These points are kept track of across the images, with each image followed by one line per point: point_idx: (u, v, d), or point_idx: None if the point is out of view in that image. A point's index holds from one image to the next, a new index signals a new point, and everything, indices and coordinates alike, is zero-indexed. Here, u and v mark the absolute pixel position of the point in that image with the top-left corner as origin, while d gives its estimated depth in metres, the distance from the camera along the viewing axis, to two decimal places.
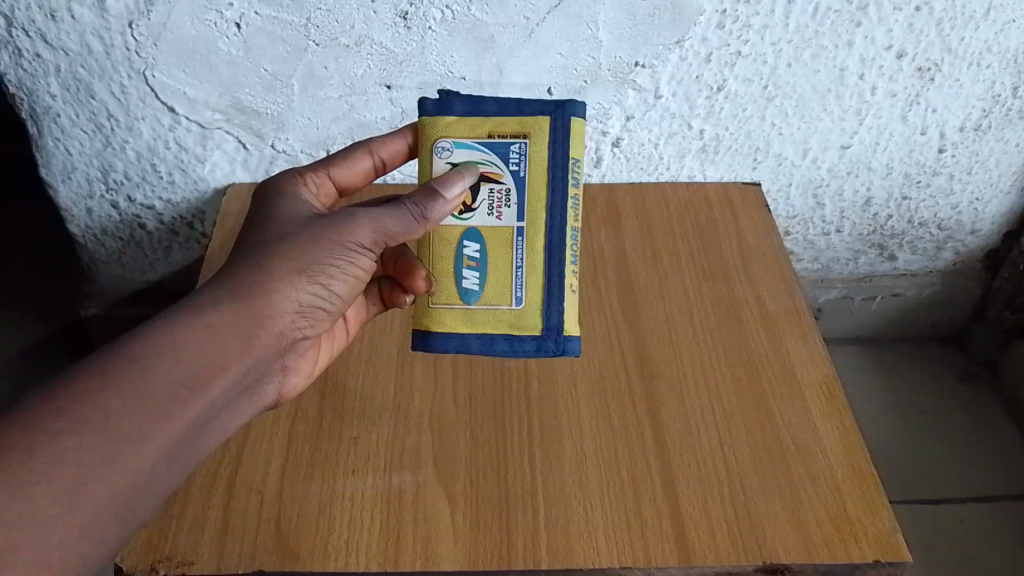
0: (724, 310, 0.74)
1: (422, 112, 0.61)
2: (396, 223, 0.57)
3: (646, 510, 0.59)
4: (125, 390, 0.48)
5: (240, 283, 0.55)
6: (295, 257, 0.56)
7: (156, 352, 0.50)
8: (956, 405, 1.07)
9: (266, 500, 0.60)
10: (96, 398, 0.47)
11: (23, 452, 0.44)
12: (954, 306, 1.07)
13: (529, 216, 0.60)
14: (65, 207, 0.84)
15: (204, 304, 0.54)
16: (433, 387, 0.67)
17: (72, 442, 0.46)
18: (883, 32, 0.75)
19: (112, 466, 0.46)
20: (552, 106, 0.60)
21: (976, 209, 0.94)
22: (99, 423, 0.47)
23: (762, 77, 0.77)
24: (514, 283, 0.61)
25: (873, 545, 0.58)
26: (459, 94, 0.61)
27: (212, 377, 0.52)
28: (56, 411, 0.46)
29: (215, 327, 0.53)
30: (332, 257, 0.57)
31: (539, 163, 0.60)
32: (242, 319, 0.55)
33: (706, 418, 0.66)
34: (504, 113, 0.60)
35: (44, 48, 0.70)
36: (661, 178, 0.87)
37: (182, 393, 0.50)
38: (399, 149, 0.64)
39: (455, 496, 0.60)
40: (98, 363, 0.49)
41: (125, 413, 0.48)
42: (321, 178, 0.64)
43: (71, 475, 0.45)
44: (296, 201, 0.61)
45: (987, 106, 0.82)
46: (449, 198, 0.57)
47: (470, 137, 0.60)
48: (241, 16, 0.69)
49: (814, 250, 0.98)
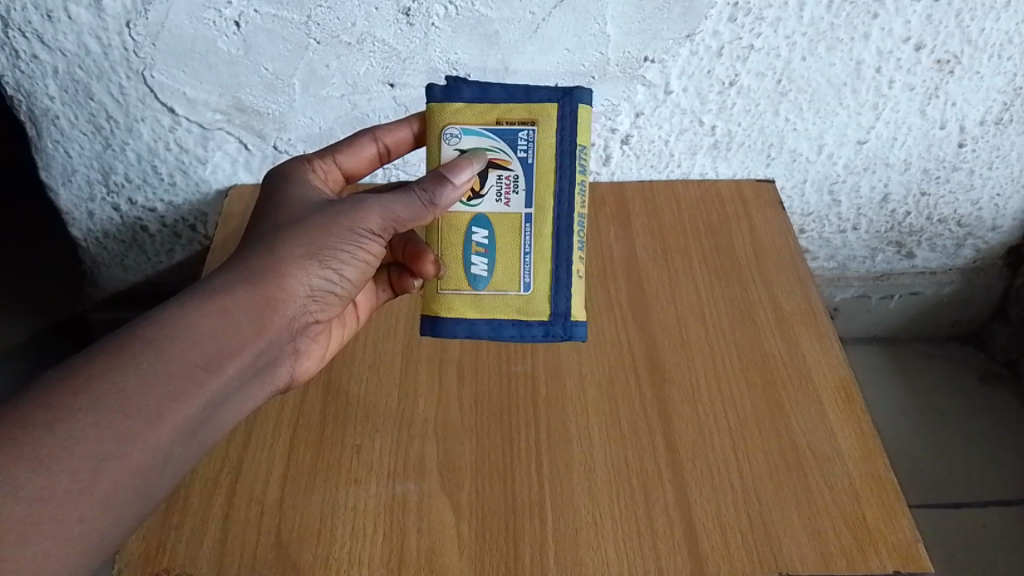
0: (737, 311, 0.72)
1: (431, 99, 0.59)
2: (405, 209, 0.56)
3: (658, 520, 0.57)
4: (141, 368, 0.47)
5: (253, 266, 0.54)
6: (308, 240, 0.54)
7: (171, 332, 0.49)
8: (977, 405, 1.04)
9: (265, 510, 0.58)
10: (112, 377, 0.46)
11: (41, 428, 0.43)
12: (974, 304, 1.05)
13: (536, 203, 0.59)
14: (65, 210, 0.83)
15: (218, 287, 0.52)
16: (439, 391, 0.66)
17: (90, 419, 0.44)
18: (901, 24, 0.72)
19: (129, 444, 0.45)
20: (558, 94, 0.58)
21: (997, 205, 0.91)
22: (116, 401, 0.45)
23: (775, 71, 0.75)
24: (522, 269, 0.59)
25: (894, 554, 0.56)
26: (466, 80, 0.59)
27: (226, 359, 0.51)
28: (75, 389, 0.45)
29: (229, 309, 0.52)
30: (343, 240, 0.55)
31: (547, 150, 0.58)
32: (256, 301, 0.53)
33: (720, 424, 0.64)
34: (513, 100, 0.58)
35: (41, 49, 0.69)
36: (672, 176, 0.85)
37: (196, 373, 0.49)
38: (405, 136, 0.63)
39: (460, 504, 0.58)
40: (113, 343, 0.48)
41: (141, 391, 0.46)
42: (328, 165, 0.63)
43: (89, 452, 0.44)
44: (303, 187, 0.60)
45: (1008, 99, 0.79)
46: (458, 183, 0.56)
47: (478, 124, 0.58)
48: (240, 14, 0.67)
49: (829, 249, 0.96)
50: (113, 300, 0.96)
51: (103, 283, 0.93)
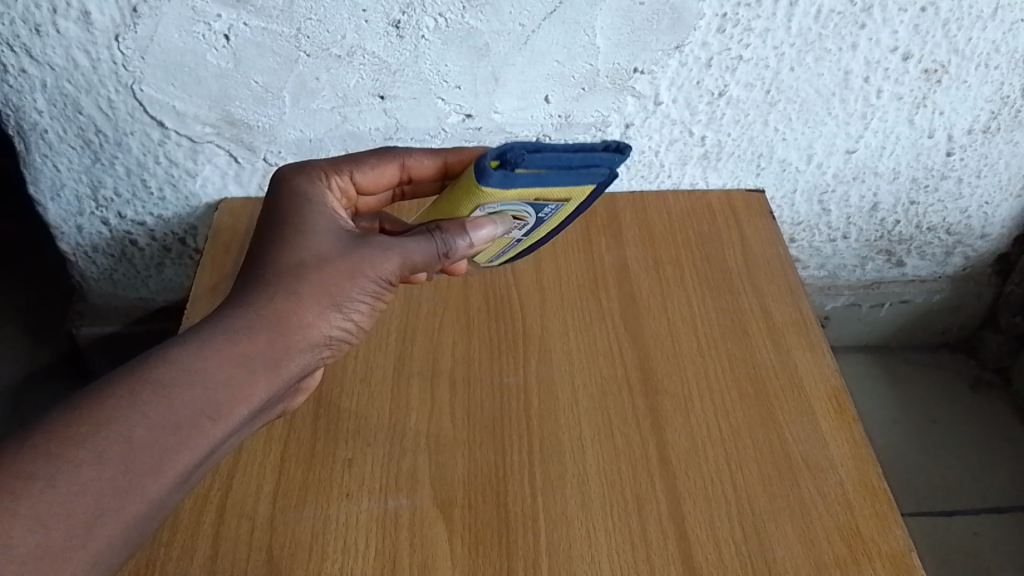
0: (728, 322, 0.72)
1: (485, 185, 0.54)
2: (423, 259, 0.56)
3: (651, 532, 0.57)
4: (151, 417, 0.45)
5: (278, 312, 0.52)
6: (331, 288, 0.53)
7: (185, 379, 0.47)
8: (967, 413, 1.05)
9: (256, 526, 0.58)
10: (119, 426, 0.44)
11: (42, 481, 0.41)
12: (965, 311, 1.05)
13: (531, 234, 0.62)
14: (54, 225, 0.83)
15: (240, 329, 0.51)
16: (431, 405, 0.66)
17: (93, 472, 0.43)
18: (888, 34, 0.73)
19: (128, 497, 0.43)
20: (608, 173, 0.56)
21: (986, 213, 0.92)
22: (120, 452, 0.44)
23: (764, 81, 0.76)
24: (496, 255, 0.65)
25: (888, 565, 0.56)
26: (524, 167, 0.53)
27: (235, 406, 0.49)
28: (78, 438, 0.43)
29: (247, 357, 0.50)
30: (360, 289, 0.55)
31: (565, 210, 0.60)
32: (276, 348, 0.51)
33: (712, 432, 0.64)
34: (560, 184, 0.56)
35: (29, 63, 0.68)
36: (662, 186, 0.85)
37: (203, 422, 0.47)
38: (432, 166, 0.63)
39: (452, 519, 0.58)
40: (125, 385, 0.46)
41: (147, 443, 0.45)
42: (345, 183, 0.62)
43: (88, 506, 0.42)
44: (326, 212, 0.58)
45: (996, 108, 0.80)
46: (474, 240, 0.56)
47: (518, 199, 0.56)
48: (229, 27, 0.67)
49: (820, 258, 0.96)
50: (103, 316, 0.95)
51: (92, 297, 0.93)
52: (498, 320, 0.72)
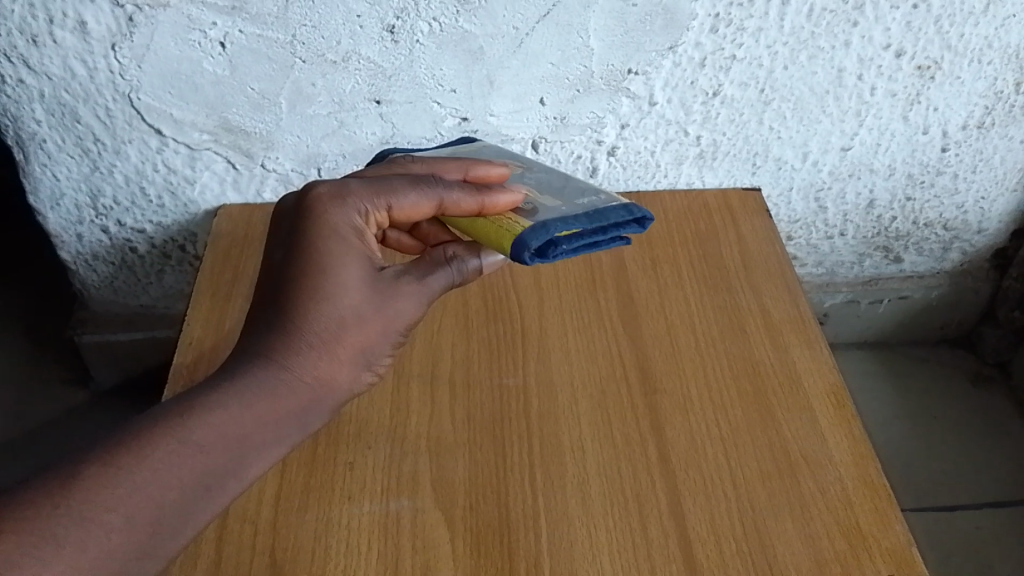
0: (726, 320, 0.72)
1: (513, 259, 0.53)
2: (440, 288, 0.55)
3: (652, 529, 0.57)
4: (185, 478, 0.44)
5: (318, 376, 0.49)
6: (367, 347, 0.51)
7: (222, 442, 0.46)
8: (969, 408, 1.05)
9: (260, 530, 0.58)
10: (151, 488, 0.43)
11: (71, 547, 0.40)
12: (964, 306, 1.05)
13: None
14: (54, 234, 0.84)
15: (277, 389, 0.48)
16: (431, 408, 0.66)
17: (120, 538, 0.41)
18: (881, 31, 0.73)
19: (149, 560, 0.42)
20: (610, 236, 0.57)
21: (982, 208, 0.92)
22: (149, 517, 0.42)
23: (758, 81, 0.76)
24: None
25: (888, 560, 0.56)
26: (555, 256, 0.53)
27: (261, 465, 0.47)
28: (110, 501, 0.42)
29: (282, 418, 0.48)
30: (388, 344, 0.52)
31: None
32: (312, 412, 0.49)
33: (712, 432, 0.64)
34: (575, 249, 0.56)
35: (27, 74, 0.69)
36: (659, 186, 0.85)
37: (230, 484, 0.46)
38: (469, 210, 0.55)
39: (454, 525, 0.58)
40: (163, 443, 0.44)
41: (176, 507, 0.43)
42: (379, 215, 0.54)
43: (112, 570, 0.41)
44: (357, 259, 0.52)
45: (990, 104, 0.80)
46: (485, 265, 0.57)
47: None
48: (225, 35, 0.67)
49: (818, 255, 0.96)
50: (104, 323, 0.96)
51: (93, 305, 0.94)
52: (497, 321, 0.72)
